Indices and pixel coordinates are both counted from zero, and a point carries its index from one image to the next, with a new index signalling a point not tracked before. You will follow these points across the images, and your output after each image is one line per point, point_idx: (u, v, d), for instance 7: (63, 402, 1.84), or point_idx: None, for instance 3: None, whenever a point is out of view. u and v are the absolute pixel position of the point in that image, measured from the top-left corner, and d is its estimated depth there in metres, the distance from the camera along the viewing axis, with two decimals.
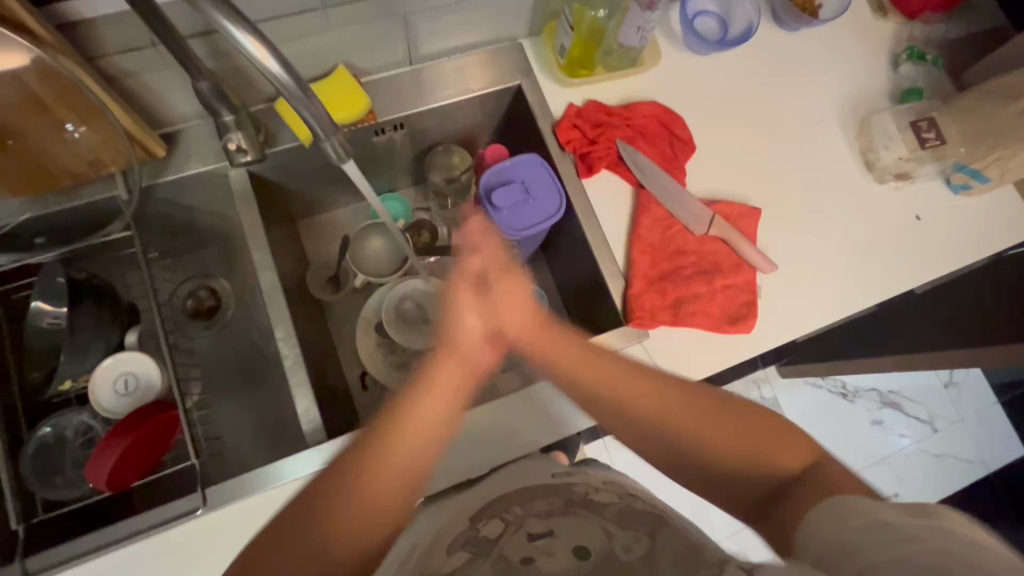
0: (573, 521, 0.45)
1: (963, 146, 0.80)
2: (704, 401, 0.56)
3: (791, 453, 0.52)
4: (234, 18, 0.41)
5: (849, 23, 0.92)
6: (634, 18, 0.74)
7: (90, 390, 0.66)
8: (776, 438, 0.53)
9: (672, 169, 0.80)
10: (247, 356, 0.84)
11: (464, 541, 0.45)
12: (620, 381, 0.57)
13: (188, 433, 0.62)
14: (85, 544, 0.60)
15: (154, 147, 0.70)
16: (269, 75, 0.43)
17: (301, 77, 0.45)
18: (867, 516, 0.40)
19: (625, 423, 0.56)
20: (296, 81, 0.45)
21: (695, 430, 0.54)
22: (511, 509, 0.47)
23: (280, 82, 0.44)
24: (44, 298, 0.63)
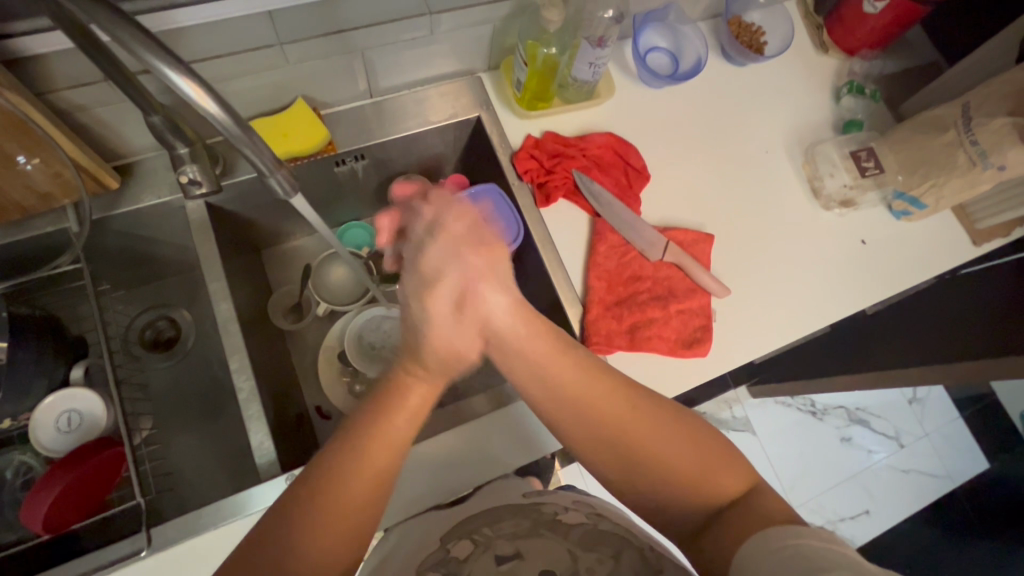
0: (538, 542, 0.50)
1: (900, 174, 0.85)
2: (664, 416, 0.53)
3: (732, 480, 0.52)
4: (171, 61, 0.42)
5: (794, 59, 0.97)
6: (585, 55, 0.76)
7: (32, 426, 0.62)
8: (722, 461, 0.52)
9: (628, 198, 0.82)
10: (203, 388, 0.83)
11: (435, 560, 0.52)
12: (603, 408, 0.53)
13: (134, 471, 0.60)
14: None
15: (107, 178, 0.69)
16: (212, 117, 0.44)
17: (241, 117, 0.46)
18: (783, 548, 0.44)
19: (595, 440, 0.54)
20: (236, 121, 0.45)
21: (653, 445, 0.52)
22: (481, 532, 0.54)
23: (220, 122, 0.45)
24: None
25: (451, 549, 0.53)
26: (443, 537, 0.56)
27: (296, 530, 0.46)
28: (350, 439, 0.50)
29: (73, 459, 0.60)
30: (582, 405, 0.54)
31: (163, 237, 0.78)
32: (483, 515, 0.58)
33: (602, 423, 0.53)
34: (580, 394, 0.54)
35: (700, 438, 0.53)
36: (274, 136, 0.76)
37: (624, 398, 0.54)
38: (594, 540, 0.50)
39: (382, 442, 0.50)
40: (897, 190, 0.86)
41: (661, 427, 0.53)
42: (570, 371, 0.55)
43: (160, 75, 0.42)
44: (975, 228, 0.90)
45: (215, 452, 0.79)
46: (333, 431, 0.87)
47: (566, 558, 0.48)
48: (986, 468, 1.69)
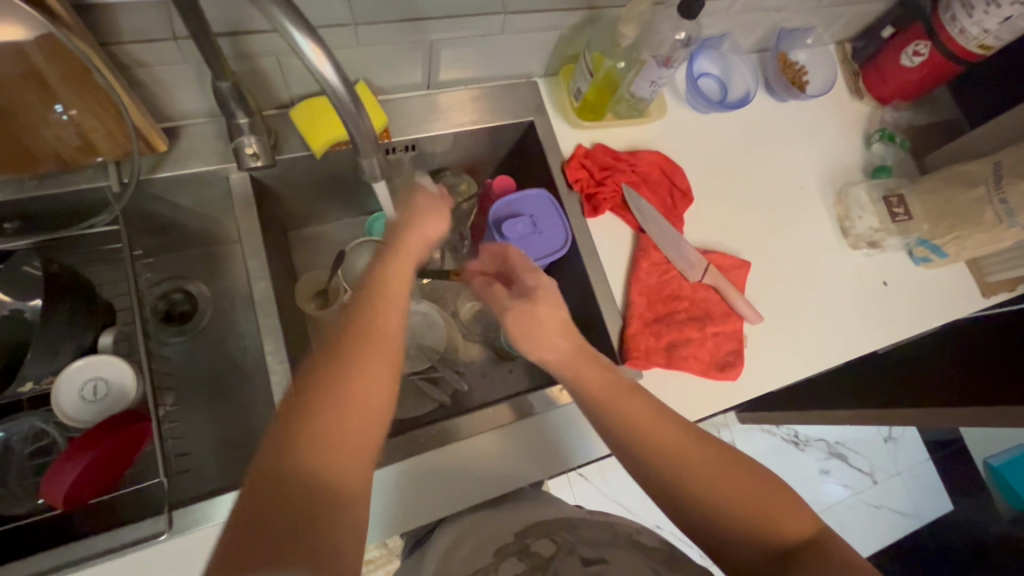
0: (620, 551, 0.52)
1: (925, 224, 0.89)
2: (724, 457, 0.57)
3: (798, 525, 0.53)
4: (299, 23, 0.41)
5: (830, 101, 1.01)
6: (650, 73, 0.77)
7: (55, 393, 0.59)
8: (784, 506, 0.54)
9: (672, 217, 0.84)
10: (219, 368, 0.80)
11: (517, 555, 0.55)
12: (672, 440, 0.57)
13: (161, 450, 0.56)
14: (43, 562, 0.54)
15: (156, 140, 0.66)
16: (326, 83, 0.44)
17: (353, 88, 0.46)
18: None
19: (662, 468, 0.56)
20: (349, 91, 0.45)
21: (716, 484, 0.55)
22: (562, 534, 0.56)
23: (334, 90, 0.45)
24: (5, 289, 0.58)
25: (532, 545, 0.55)
26: (520, 533, 0.58)
27: (310, 440, 0.45)
28: (343, 350, 0.50)
29: (97, 435, 0.56)
30: (655, 437, 0.57)
31: (199, 206, 0.76)
32: (559, 521, 0.60)
33: (675, 454, 0.56)
34: (652, 425, 0.58)
35: (762, 487, 0.55)
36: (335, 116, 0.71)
37: (693, 444, 0.57)
38: (668, 556, 0.52)
39: (376, 344, 0.51)
40: (921, 238, 0.90)
41: (725, 473, 0.55)
42: (647, 423, 0.58)
43: (281, 34, 0.41)
44: (985, 280, 0.94)
45: (228, 435, 0.76)
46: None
47: (646, 567, 0.50)
48: (950, 510, 1.76)
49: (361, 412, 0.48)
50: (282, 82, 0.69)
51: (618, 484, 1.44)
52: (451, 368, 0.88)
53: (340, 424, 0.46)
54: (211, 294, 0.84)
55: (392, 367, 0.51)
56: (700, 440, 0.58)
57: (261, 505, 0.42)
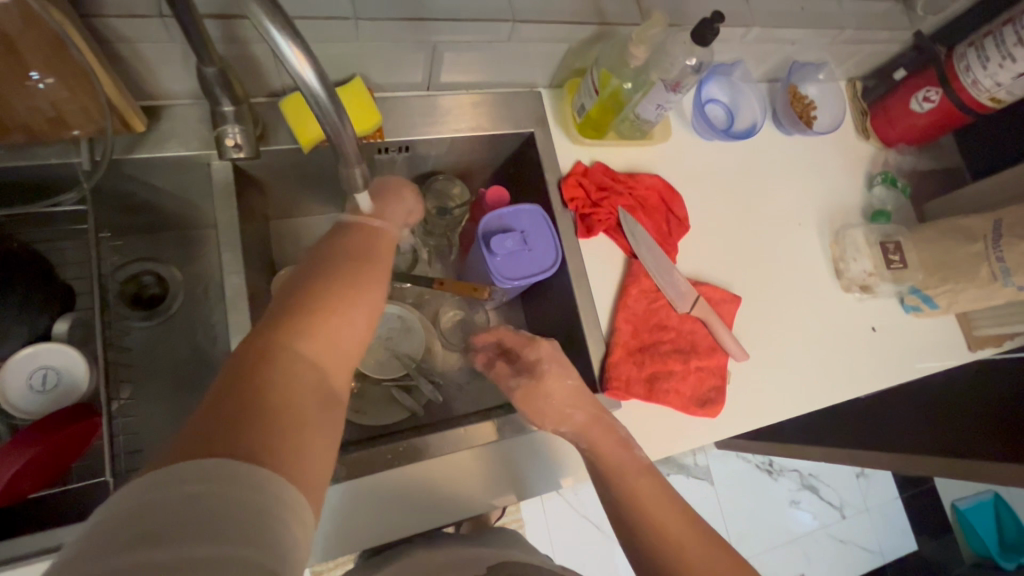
0: None
1: (919, 272, 0.89)
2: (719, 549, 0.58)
3: None
4: (279, 21, 0.39)
5: (836, 138, 0.99)
6: (656, 96, 0.75)
7: (2, 378, 0.55)
8: None
9: (665, 245, 0.82)
10: (183, 358, 0.77)
11: None
12: (672, 526, 0.59)
13: (109, 450, 0.54)
14: None
15: (133, 119, 0.63)
16: (306, 87, 0.42)
17: (335, 92, 0.44)
18: None
19: (659, 552, 0.58)
20: (329, 95, 0.43)
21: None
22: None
23: (313, 94, 0.43)
24: None
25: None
26: (493, 566, 0.59)
27: (286, 345, 0.43)
28: (332, 273, 0.50)
29: (48, 425, 0.53)
30: (659, 521, 0.59)
31: (176, 189, 0.72)
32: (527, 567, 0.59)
33: (676, 540, 0.58)
34: (656, 510, 0.60)
35: None
36: None
37: (682, 521, 0.59)
38: None
39: (364, 277, 0.51)
40: (914, 287, 0.90)
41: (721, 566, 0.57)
42: (645, 491, 0.61)
43: (262, 35, 0.39)
44: (973, 334, 0.94)
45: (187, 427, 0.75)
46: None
47: None
48: (914, 549, 1.78)
49: (339, 338, 0.47)
50: (274, 69, 0.66)
51: (588, 501, 1.42)
52: (427, 376, 0.86)
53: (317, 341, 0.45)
54: (183, 279, 0.81)
55: (377, 304, 0.51)
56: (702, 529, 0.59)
57: (221, 403, 0.38)
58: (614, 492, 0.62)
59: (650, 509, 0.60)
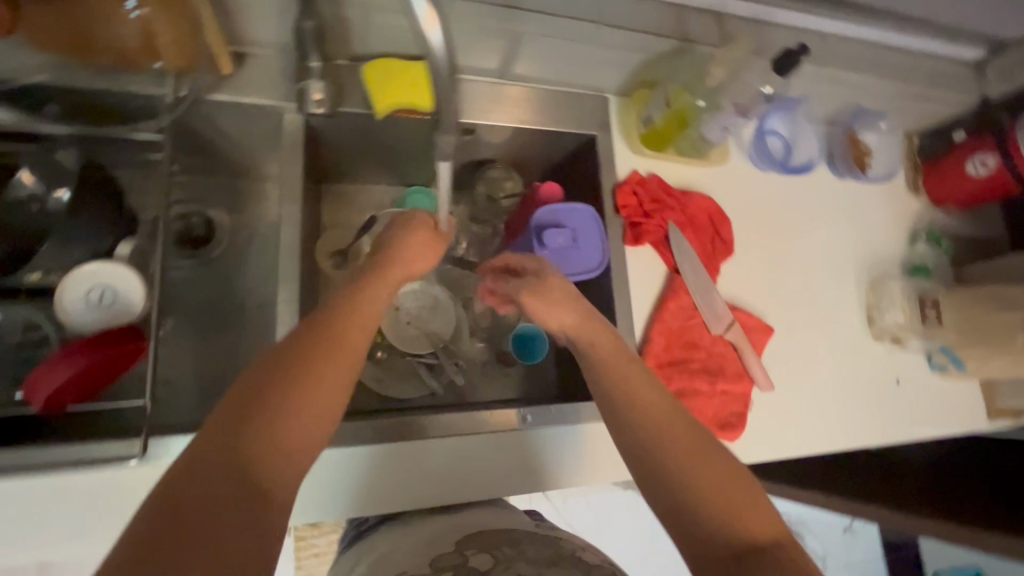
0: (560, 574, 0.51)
1: (953, 333, 0.91)
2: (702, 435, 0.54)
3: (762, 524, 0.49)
4: None
5: (887, 189, 1.00)
6: (725, 118, 0.79)
7: (62, 288, 0.56)
8: (755, 502, 0.51)
9: (709, 266, 0.82)
10: (217, 302, 0.80)
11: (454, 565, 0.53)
12: (657, 409, 0.55)
13: (152, 374, 0.56)
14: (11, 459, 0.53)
15: (222, 61, 0.64)
16: (429, 48, 0.42)
17: (453, 58, 0.44)
18: None
19: (631, 425, 0.55)
20: (448, 60, 0.43)
21: (686, 457, 0.52)
22: (503, 549, 0.54)
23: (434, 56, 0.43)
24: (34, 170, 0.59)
25: (470, 557, 0.53)
26: (459, 541, 0.57)
27: (242, 441, 0.41)
28: (289, 358, 0.46)
29: (96, 343, 0.54)
30: (641, 403, 0.56)
31: (243, 135, 0.73)
32: (505, 536, 0.58)
33: (655, 422, 0.54)
34: (638, 389, 0.56)
35: (740, 474, 0.52)
36: (403, 82, 0.69)
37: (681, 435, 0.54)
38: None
39: (338, 355, 0.47)
40: (944, 345, 0.91)
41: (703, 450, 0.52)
42: (645, 400, 0.56)
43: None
44: (994, 404, 0.94)
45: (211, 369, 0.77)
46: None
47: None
48: None
49: (290, 431, 0.43)
50: (362, 35, 0.68)
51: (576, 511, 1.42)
52: (452, 359, 0.87)
53: (291, 407, 0.43)
54: (230, 226, 0.82)
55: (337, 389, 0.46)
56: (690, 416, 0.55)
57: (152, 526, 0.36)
58: (595, 374, 0.59)
59: (632, 389, 0.56)
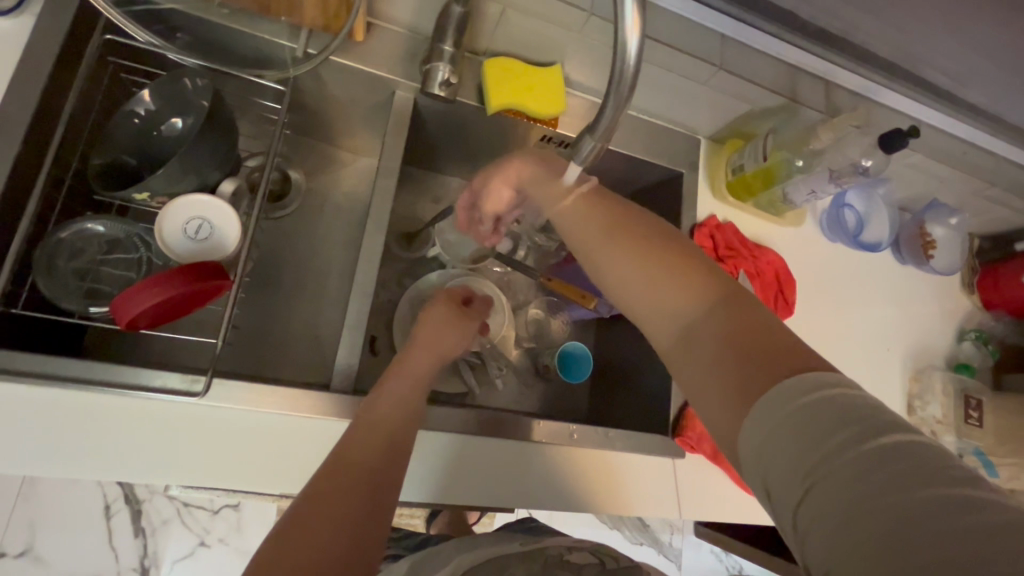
0: None
1: (992, 437, 0.92)
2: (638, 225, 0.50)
3: (707, 286, 0.44)
4: None
5: (944, 284, 1.00)
6: (813, 181, 0.78)
7: (162, 216, 0.56)
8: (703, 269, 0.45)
9: (769, 321, 0.83)
10: (279, 260, 0.79)
11: None
12: (585, 217, 0.53)
13: (230, 317, 0.56)
14: (81, 371, 0.52)
15: (359, 29, 0.66)
16: (621, 54, 0.43)
17: (636, 73, 0.45)
18: (804, 394, 0.34)
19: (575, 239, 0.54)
20: (634, 74, 0.44)
21: (614, 254, 0.50)
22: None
23: (623, 66, 0.44)
24: (157, 93, 0.59)
25: None
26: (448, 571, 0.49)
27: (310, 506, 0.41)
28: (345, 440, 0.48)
29: (191, 273, 0.53)
30: (575, 219, 0.54)
31: (347, 103, 0.74)
32: (487, 562, 0.51)
33: (598, 231, 0.52)
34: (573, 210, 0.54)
35: (685, 254, 0.47)
36: (518, 88, 0.71)
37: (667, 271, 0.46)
38: None
39: (386, 432, 0.50)
40: (977, 448, 0.91)
41: (643, 245, 0.48)
42: (619, 243, 0.50)
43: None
44: None
45: (262, 324, 0.76)
46: (377, 369, 0.77)
47: None
48: None
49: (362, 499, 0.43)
50: (490, 31, 0.70)
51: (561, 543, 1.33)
52: (495, 360, 0.83)
53: (355, 469, 0.45)
54: (306, 187, 0.83)
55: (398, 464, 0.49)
56: (630, 217, 0.51)
57: None
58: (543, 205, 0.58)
59: (567, 211, 0.55)
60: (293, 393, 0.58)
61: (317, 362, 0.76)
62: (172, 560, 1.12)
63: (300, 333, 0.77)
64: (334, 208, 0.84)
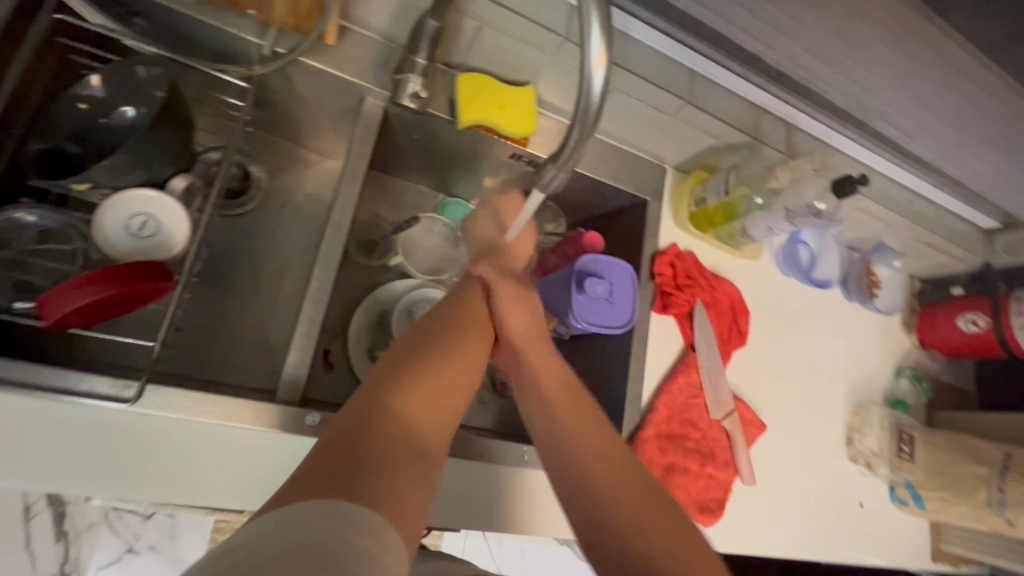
0: None
1: (921, 470, 0.96)
2: (606, 438, 0.54)
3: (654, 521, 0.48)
4: (604, 26, 0.42)
5: (886, 321, 1.06)
6: (771, 220, 0.80)
7: (102, 210, 0.53)
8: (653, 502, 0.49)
9: (722, 350, 0.85)
10: (233, 259, 0.76)
11: None
12: (563, 402, 0.56)
13: (171, 319, 0.53)
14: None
15: (331, 32, 0.64)
16: (587, 88, 0.44)
17: (601, 108, 0.46)
18: None
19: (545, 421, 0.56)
20: (598, 108, 0.45)
21: (578, 455, 0.52)
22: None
23: (588, 100, 0.44)
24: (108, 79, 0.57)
25: None
26: None
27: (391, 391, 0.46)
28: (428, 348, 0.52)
29: (129, 274, 0.50)
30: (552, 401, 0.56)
31: (316, 104, 0.72)
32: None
33: (570, 424, 0.54)
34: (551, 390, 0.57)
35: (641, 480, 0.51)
36: (491, 104, 0.70)
37: (615, 453, 0.53)
38: None
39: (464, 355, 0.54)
40: (908, 481, 0.96)
41: (604, 458, 0.52)
42: (590, 453, 0.52)
43: (582, 27, 0.41)
44: (940, 546, 0.99)
45: (209, 325, 0.72)
46: (329, 378, 0.74)
47: None
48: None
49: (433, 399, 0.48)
50: (466, 46, 0.70)
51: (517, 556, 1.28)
52: None
53: (439, 370, 0.50)
54: (267, 186, 0.80)
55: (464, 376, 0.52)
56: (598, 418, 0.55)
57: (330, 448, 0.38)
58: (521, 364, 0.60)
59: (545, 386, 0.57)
60: (233, 402, 0.55)
61: (265, 368, 0.73)
62: (98, 566, 1.07)
63: (249, 337, 0.74)
64: (296, 208, 0.81)
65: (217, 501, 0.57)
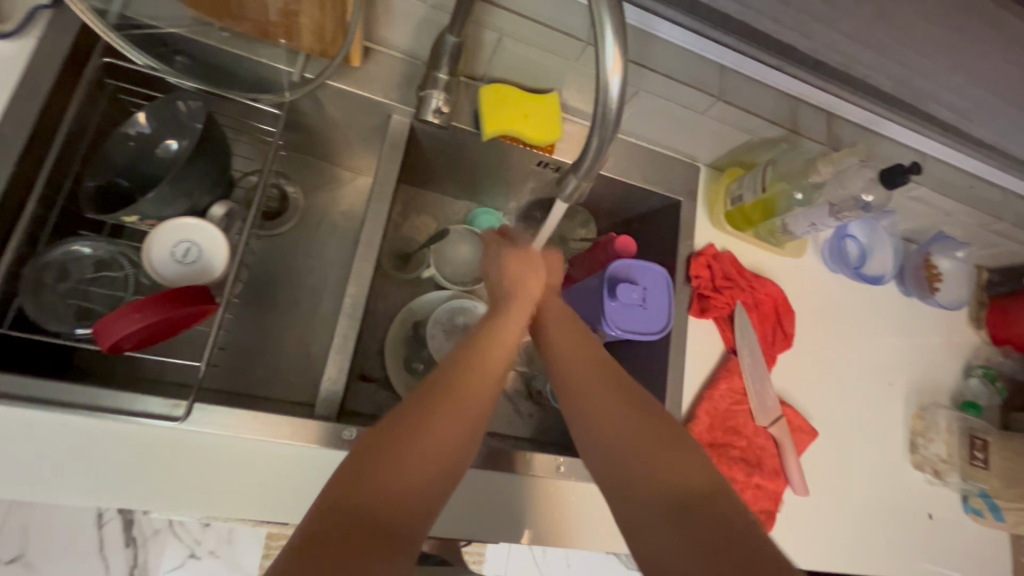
0: None
1: (997, 479, 0.86)
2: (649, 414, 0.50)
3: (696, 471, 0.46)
4: (617, 29, 0.40)
5: (951, 317, 0.98)
6: (814, 215, 0.75)
7: (150, 240, 0.57)
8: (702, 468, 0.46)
9: (767, 353, 0.81)
10: (275, 278, 0.79)
11: None
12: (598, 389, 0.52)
13: (214, 341, 0.54)
14: (56, 393, 0.51)
15: (355, 55, 0.66)
16: (604, 95, 0.43)
17: (622, 112, 0.44)
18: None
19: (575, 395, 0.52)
20: (618, 113, 0.44)
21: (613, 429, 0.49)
22: None
23: (607, 106, 0.43)
24: (151, 116, 0.60)
25: None
26: None
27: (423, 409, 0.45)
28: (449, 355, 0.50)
29: (175, 301, 0.52)
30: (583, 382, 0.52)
31: (345, 124, 0.74)
32: None
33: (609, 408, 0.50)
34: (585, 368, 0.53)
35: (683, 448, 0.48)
36: (514, 113, 0.70)
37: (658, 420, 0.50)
38: None
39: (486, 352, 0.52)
40: (983, 490, 0.87)
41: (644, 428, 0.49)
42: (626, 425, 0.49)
43: (596, 32, 0.40)
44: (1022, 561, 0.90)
45: (254, 341, 0.75)
46: (366, 390, 0.76)
47: None
48: None
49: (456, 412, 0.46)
50: (487, 58, 0.70)
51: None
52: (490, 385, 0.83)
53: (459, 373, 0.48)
54: (303, 204, 0.83)
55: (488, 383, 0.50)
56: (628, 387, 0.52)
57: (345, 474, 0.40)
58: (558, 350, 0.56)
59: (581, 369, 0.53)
60: (274, 418, 0.56)
61: (307, 382, 0.76)
62: (165, 570, 1.12)
63: (292, 353, 0.77)
64: (331, 225, 0.84)
65: (261, 514, 0.59)
